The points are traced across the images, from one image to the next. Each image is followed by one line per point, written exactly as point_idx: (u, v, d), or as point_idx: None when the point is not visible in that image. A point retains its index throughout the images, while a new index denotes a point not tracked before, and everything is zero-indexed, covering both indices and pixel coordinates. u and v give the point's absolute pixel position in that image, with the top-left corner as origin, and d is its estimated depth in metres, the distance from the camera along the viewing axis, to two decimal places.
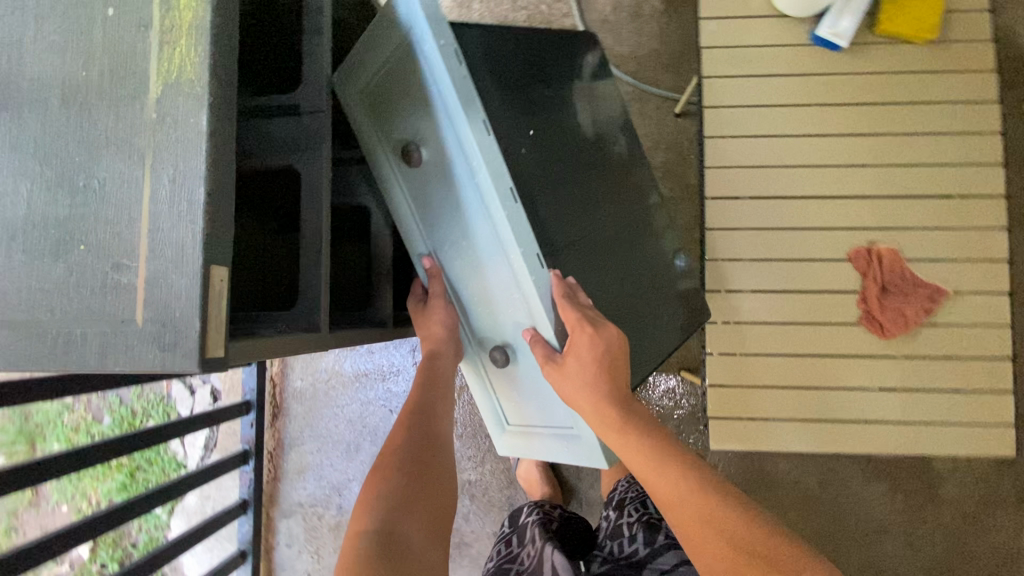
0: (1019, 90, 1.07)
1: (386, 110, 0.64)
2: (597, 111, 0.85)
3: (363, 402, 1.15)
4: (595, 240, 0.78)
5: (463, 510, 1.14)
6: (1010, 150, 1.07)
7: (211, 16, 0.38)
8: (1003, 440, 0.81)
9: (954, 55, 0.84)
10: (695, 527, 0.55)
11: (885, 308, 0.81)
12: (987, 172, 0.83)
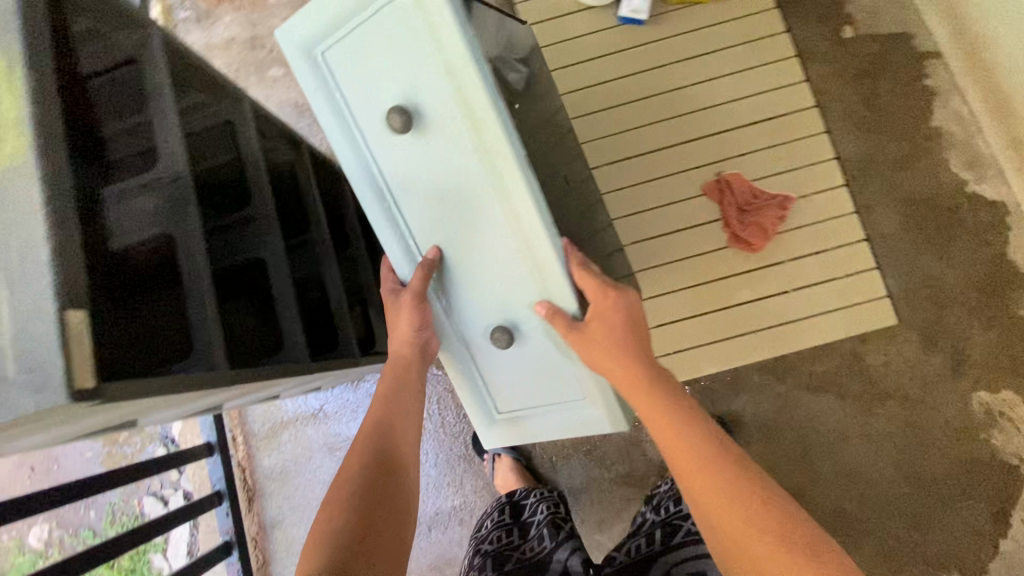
0: (818, 20, 1.24)
1: (361, 77, 0.66)
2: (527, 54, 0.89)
3: (333, 461, 1.25)
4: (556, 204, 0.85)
5: (457, 539, 1.18)
6: (822, 69, 1.23)
7: (28, 106, 0.46)
8: (856, 283, 1.10)
9: (733, 4, 1.15)
10: (706, 487, 0.61)
11: (745, 219, 1.09)
12: (788, 92, 1.13)
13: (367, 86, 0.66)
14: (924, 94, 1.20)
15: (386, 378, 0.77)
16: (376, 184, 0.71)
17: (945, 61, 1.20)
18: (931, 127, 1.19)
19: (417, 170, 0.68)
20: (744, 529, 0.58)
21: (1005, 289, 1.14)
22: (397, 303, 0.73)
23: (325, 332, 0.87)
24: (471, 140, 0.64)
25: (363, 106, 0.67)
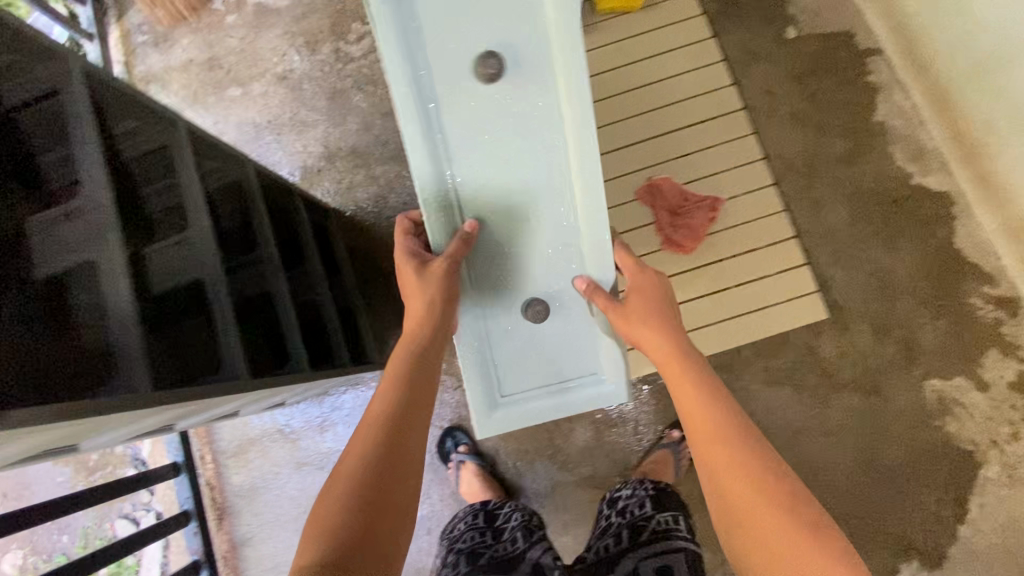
0: (763, 20, 1.27)
1: (442, 25, 0.68)
2: None
3: (301, 476, 1.26)
4: None
5: (425, 548, 1.19)
6: (767, 69, 1.25)
7: None
8: (806, 278, 1.12)
9: (676, 8, 1.17)
10: (731, 473, 0.65)
11: (676, 223, 1.10)
12: (731, 94, 1.15)
13: (452, 38, 0.68)
14: (868, 91, 1.23)
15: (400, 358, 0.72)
16: (430, 135, 0.72)
17: (888, 57, 1.22)
18: (876, 122, 1.21)
19: (485, 129, 0.73)
20: (759, 519, 0.62)
21: (953, 279, 1.16)
22: (421, 274, 0.74)
23: (275, 349, 0.89)
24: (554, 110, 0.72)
25: (439, 47, 0.69)
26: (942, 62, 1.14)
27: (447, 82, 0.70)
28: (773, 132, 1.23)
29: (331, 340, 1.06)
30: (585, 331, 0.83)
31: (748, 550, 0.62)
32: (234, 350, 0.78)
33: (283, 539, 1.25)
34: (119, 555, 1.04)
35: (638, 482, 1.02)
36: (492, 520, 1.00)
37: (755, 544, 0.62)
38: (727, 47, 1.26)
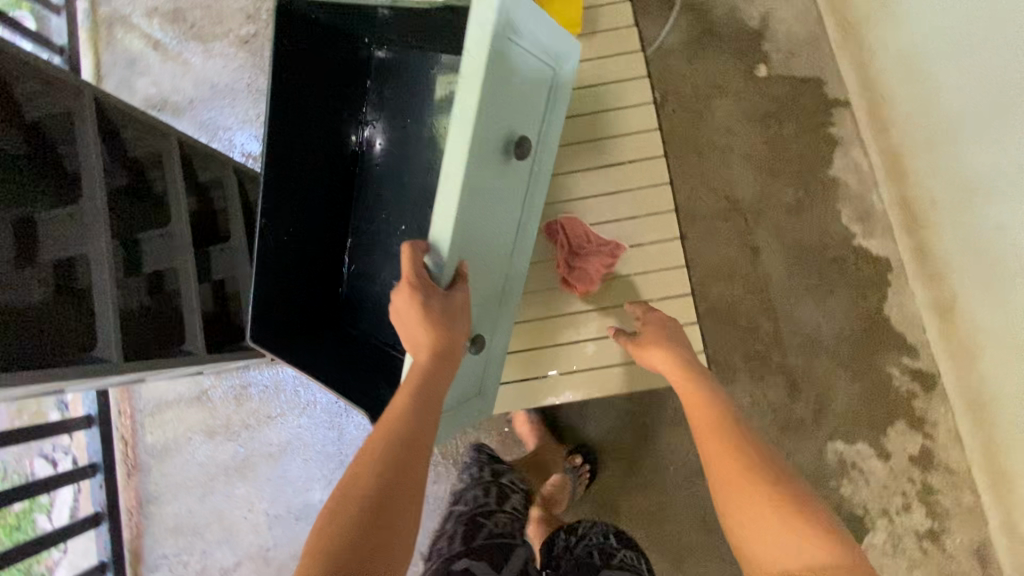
0: (740, 54, 1.23)
1: (506, 86, 0.72)
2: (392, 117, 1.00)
3: (213, 444, 1.27)
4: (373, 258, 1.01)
5: None
6: (730, 107, 1.22)
7: None
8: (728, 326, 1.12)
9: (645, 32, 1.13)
10: (739, 485, 0.63)
11: (570, 263, 0.92)
12: None
13: (515, 98, 0.74)
14: (827, 142, 1.20)
15: (413, 373, 0.67)
16: (472, 166, 0.68)
17: (854, 111, 1.20)
18: (830, 176, 1.19)
19: (492, 184, 0.75)
20: (770, 534, 0.58)
21: (876, 347, 1.16)
22: (446, 302, 0.69)
23: (159, 336, 0.91)
24: (527, 193, 0.86)
25: (501, 103, 0.72)
26: (902, 124, 1.11)
27: (495, 127, 0.72)
28: (725, 171, 1.21)
29: (233, 321, 1.11)
30: (493, 358, 0.89)
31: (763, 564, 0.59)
32: (107, 329, 0.76)
33: (189, 503, 1.27)
34: (22, 497, 1.05)
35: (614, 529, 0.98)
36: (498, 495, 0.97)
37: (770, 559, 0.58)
38: (695, 76, 1.23)
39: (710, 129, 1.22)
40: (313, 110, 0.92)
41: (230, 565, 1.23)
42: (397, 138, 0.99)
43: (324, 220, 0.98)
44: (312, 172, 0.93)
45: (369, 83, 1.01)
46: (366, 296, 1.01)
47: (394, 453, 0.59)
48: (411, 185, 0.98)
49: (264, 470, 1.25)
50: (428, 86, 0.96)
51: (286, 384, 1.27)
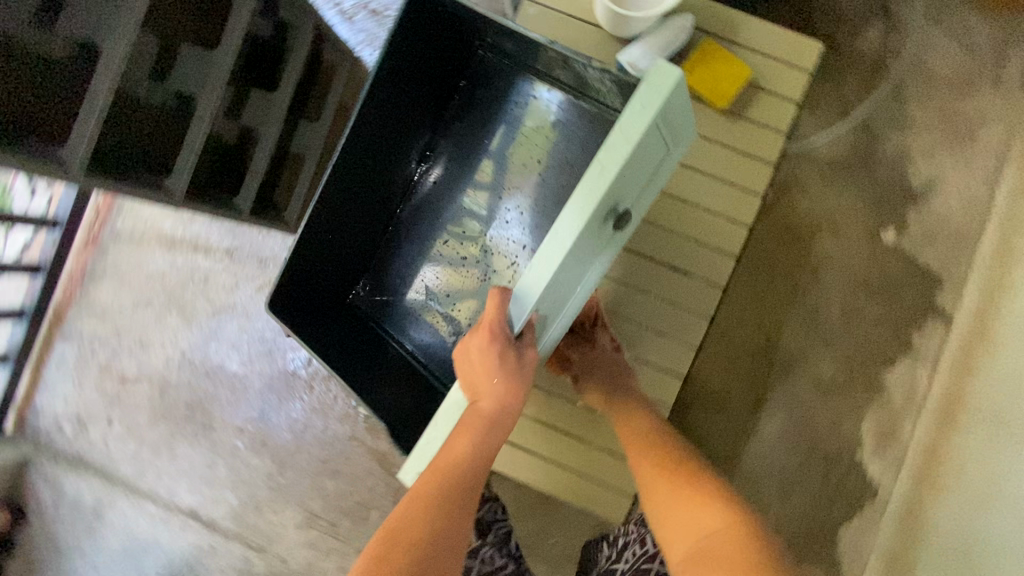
0: (878, 205, 1.06)
1: (640, 157, 0.61)
2: (471, 129, 0.92)
3: (169, 264, 1.23)
4: (399, 265, 0.93)
5: (222, 399, 1.21)
6: (830, 256, 1.07)
7: None
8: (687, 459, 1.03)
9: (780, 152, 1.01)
10: (654, 478, 0.67)
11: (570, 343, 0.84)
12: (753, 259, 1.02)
13: (639, 171, 0.63)
14: (900, 344, 1.06)
15: (469, 423, 0.63)
16: (572, 235, 0.58)
17: (949, 334, 1.04)
18: (879, 378, 1.06)
19: (580, 258, 0.64)
20: (678, 514, 0.62)
21: (808, 558, 1.07)
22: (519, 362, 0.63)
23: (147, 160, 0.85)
24: (593, 274, 0.71)
25: (628, 175, 0.61)
26: (979, 377, 0.96)
27: (612, 195, 0.60)
28: (783, 317, 1.08)
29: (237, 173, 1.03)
30: None
31: (673, 543, 0.61)
32: (83, 132, 0.68)
33: (122, 304, 1.25)
34: None
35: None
36: (481, 531, 0.88)
37: (680, 537, 0.60)
38: (821, 200, 1.07)
39: (796, 268, 1.07)
40: (401, 87, 0.84)
41: (131, 377, 1.24)
42: (471, 149, 0.92)
43: (372, 201, 0.90)
44: (374, 161, 0.86)
45: (464, 81, 0.92)
46: (380, 292, 0.94)
47: (443, 510, 0.59)
48: (468, 204, 0.91)
49: (203, 316, 1.22)
50: (527, 115, 0.89)
51: (261, 251, 1.21)
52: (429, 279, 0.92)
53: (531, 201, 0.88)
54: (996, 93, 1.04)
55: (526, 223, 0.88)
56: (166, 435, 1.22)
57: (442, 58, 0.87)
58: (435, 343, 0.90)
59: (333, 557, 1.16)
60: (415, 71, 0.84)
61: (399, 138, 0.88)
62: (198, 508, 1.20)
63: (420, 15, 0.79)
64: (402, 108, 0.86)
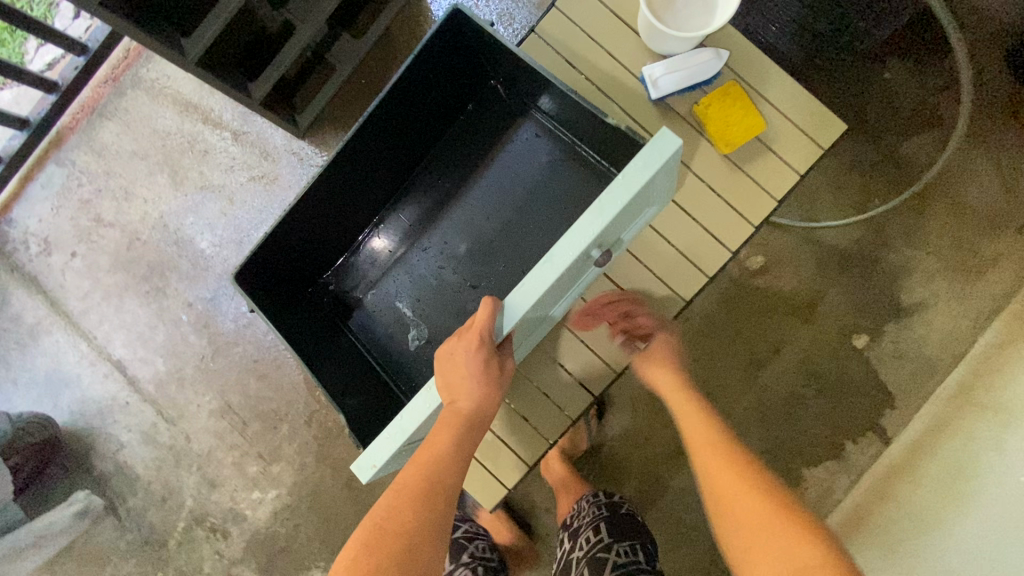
0: (861, 309, 1.04)
1: (636, 204, 0.60)
2: (472, 151, 0.97)
3: (174, 127, 1.24)
4: (378, 259, 0.99)
5: (182, 271, 1.23)
6: (792, 341, 1.06)
7: None
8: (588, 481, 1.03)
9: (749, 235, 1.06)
10: (736, 494, 0.61)
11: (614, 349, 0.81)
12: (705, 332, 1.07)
13: (630, 215, 0.63)
14: (830, 447, 1.05)
15: (443, 426, 0.65)
16: (552, 273, 0.57)
17: (881, 454, 1.04)
18: (799, 472, 1.06)
19: (556, 290, 0.63)
20: (767, 543, 0.57)
21: None
22: (493, 373, 0.67)
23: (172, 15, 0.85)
24: (562, 300, 0.72)
25: (618, 221, 0.60)
26: (889, 504, 0.95)
27: (603, 236, 0.60)
28: (726, 383, 1.07)
29: (262, 60, 1.03)
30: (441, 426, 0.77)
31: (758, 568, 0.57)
32: None
33: (120, 148, 1.25)
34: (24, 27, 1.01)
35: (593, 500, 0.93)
36: None
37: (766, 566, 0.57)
38: (807, 285, 1.05)
39: (749, 349, 1.07)
40: (413, 104, 0.87)
41: (107, 220, 1.25)
42: (470, 172, 0.97)
43: (362, 198, 0.94)
44: (375, 163, 0.90)
45: (471, 104, 0.97)
46: (353, 281, 1.00)
47: (429, 501, 0.63)
48: (457, 219, 0.96)
49: (190, 187, 1.23)
50: (527, 155, 0.94)
51: (264, 145, 1.21)
52: (403, 282, 0.97)
53: (513, 236, 0.93)
54: (1018, 243, 1.01)
55: (507, 252, 0.93)
56: (121, 286, 1.24)
57: (456, 82, 0.90)
58: (395, 338, 0.97)
59: (233, 452, 1.18)
60: (430, 90, 0.88)
61: (401, 148, 0.93)
62: (126, 362, 1.22)
63: (445, 46, 0.82)
64: (410, 121, 0.89)
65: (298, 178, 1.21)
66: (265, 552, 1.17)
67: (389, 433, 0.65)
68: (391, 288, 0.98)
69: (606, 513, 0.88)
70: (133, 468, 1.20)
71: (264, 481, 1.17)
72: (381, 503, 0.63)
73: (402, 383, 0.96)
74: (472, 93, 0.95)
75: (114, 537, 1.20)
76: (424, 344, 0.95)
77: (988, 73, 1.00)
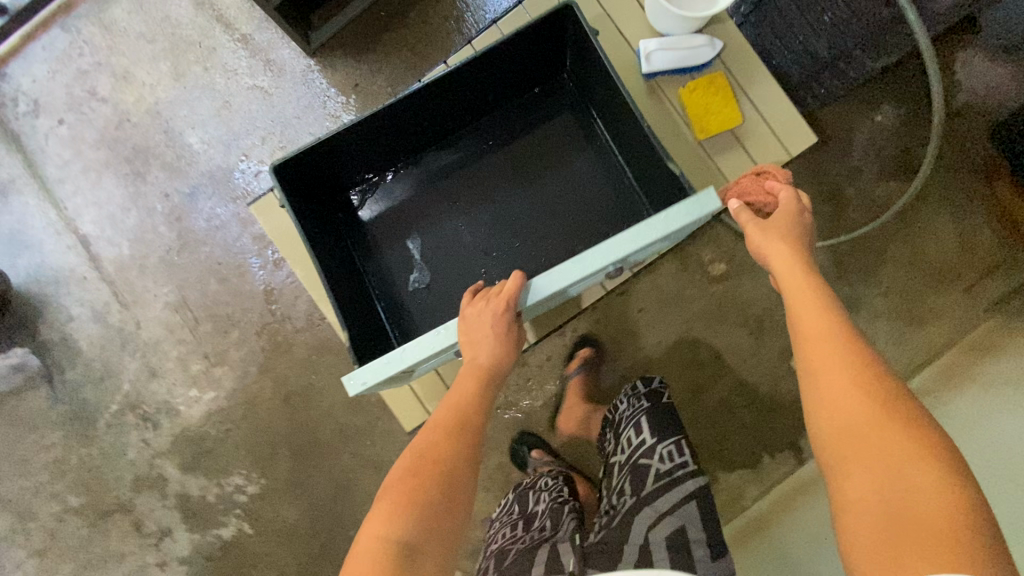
0: None
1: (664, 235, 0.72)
2: (523, 128, 1.02)
3: (188, 18, 1.23)
4: (405, 204, 1.02)
5: (166, 162, 1.23)
6: (734, 348, 1.11)
7: None
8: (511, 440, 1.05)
9: (712, 238, 1.10)
10: (845, 394, 0.52)
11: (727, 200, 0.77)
12: (654, 324, 1.12)
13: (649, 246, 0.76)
14: (747, 455, 1.10)
15: (468, 377, 0.74)
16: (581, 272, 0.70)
17: (791, 470, 1.09)
18: (714, 473, 1.11)
19: (575, 283, 0.76)
20: (869, 453, 0.49)
21: None
22: (510, 337, 0.76)
23: None
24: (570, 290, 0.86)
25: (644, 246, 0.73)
26: (787, 515, 0.99)
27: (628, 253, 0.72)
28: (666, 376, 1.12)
29: None
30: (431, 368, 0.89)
31: (850, 481, 0.49)
32: None
33: (129, 28, 1.24)
34: None
35: (632, 399, 0.95)
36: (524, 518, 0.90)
37: (860, 481, 0.48)
38: (763, 299, 1.10)
39: (694, 348, 1.12)
40: (493, 74, 0.91)
41: (101, 95, 1.25)
42: (520, 149, 1.02)
43: (408, 141, 0.97)
44: (433, 116, 0.94)
45: (537, 89, 1.01)
46: (372, 215, 1.02)
47: (460, 439, 0.67)
48: (496, 188, 1.01)
49: (191, 80, 1.23)
50: (574, 149, 1.01)
51: (274, 54, 1.21)
52: (421, 230, 1.01)
53: (540, 217, 1.00)
54: (962, 302, 1.06)
55: (535, 229, 1.00)
56: (102, 163, 1.24)
57: (537, 63, 0.94)
58: (395, 276, 1.01)
59: (179, 347, 1.19)
60: (513, 65, 0.91)
61: (464, 109, 0.97)
62: (92, 239, 1.23)
63: (544, 32, 0.86)
64: (483, 87, 0.93)
65: (297, 92, 1.21)
66: (191, 450, 1.19)
67: (388, 359, 0.71)
68: (406, 231, 1.02)
69: (647, 406, 0.91)
70: (77, 343, 1.21)
71: (203, 381, 1.19)
72: (416, 443, 0.66)
73: (393, 320, 0.99)
74: (541, 79, 1.00)
75: (44, 405, 1.21)
76: (423, 289, 1.00)
77: (968, 139, 1.06)
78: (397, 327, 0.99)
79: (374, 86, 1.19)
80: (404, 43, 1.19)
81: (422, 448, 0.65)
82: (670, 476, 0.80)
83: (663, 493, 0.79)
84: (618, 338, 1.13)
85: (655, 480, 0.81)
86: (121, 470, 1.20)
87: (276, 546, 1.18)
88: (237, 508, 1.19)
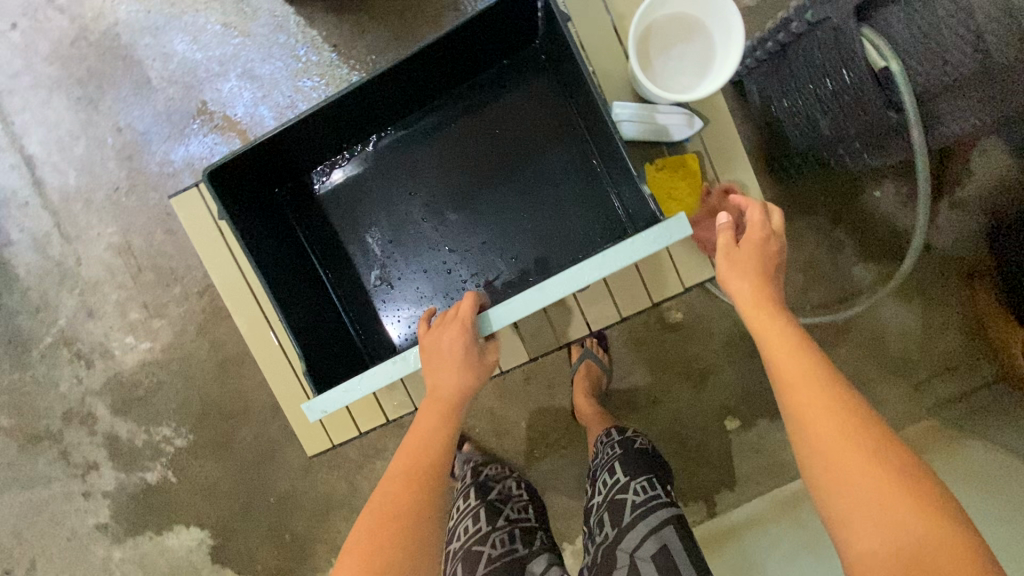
0: (742, 393, 1.09)
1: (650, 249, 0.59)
2: (501, 109, 0.80)
3: None
4: (360, 189, 0.83)
5: (123, 91, 1.13)
6: (672, 397, 1.10)
7: None
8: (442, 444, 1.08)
9: None
10: (834, 446, 0.47)
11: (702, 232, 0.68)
12: None
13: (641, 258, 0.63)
14: None
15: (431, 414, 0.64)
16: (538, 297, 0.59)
17: (699, 520, 1.12)
18: None
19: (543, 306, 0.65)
20: (873, 511, 0.44)
21: None
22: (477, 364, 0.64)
23: None
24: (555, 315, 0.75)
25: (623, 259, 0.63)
26: None
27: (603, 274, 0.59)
28: None
29: None
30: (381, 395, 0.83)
31: (860, 536, 0.45)
32: None
33: None
34: None
35: (605, 445, 0.88)
36: (490, 515, 0.90)
37: (878, 536, 0.44)
38: (711, 356, 1.09)
39: (633, 390, 1.11)
40: (458, 46, 0.70)
41: (58, 3, 1.13)
42: (500, 136, 0.81)
43: (361, 120, 0.76)
44: (393, 92, 0.73)
45: (505, 61, 0.78)
46: (322, 201, 0.83)
47: (420, 496, 0.59)
48: (471, 182, 0.82)
49: (156, 4, 1.11)
50: (560, 149, 0.79)
51: None
52: (384, 222, 0.83)
53: (520, 225, 0.81)
54: (908, 396, 1.05)
55: (518, 246, 0.81)
56: (53, 79, 1.14)
57: (508, 31, 0.72)
58: (354, 273, 0.84)
59: (119, 292, 1.16)
60: (475, 35, 0.70)
61: (431, 85, 0.76)
62: (39, 161, 1.15)
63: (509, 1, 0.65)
64: (449, 60, 0.72)
65: (270, 40, 1.10)
66: (122, 394, 1.19)
67: (348, 386, 0.63)
68: (360, 222, 0.83)
69: (620, 451, 0.84)
70: (16, 268, 1.17)
71: (141, 331, 1.17)
72: (376, 500, 0.60)
73: (362, 333, 0.83)
74: (509, 51, 0.77)
75: None
76: (388, 288, 0.84)
77: (963, 234, 1.00)
78: (369, 341, 0.83)
79: (353, 51, 1.09)
80: (393, 9, 1.07)
81: (384, 510, 0.59)
82: (646, 507, 0.76)
83: (638, 527, 0.75)
84: (561, 366, 1.12)
85: (631, 513, 0.76)
86: (53, 401, 1.21)
87: (197, 498, 1.22)
88: (163, 457, 1.21)
